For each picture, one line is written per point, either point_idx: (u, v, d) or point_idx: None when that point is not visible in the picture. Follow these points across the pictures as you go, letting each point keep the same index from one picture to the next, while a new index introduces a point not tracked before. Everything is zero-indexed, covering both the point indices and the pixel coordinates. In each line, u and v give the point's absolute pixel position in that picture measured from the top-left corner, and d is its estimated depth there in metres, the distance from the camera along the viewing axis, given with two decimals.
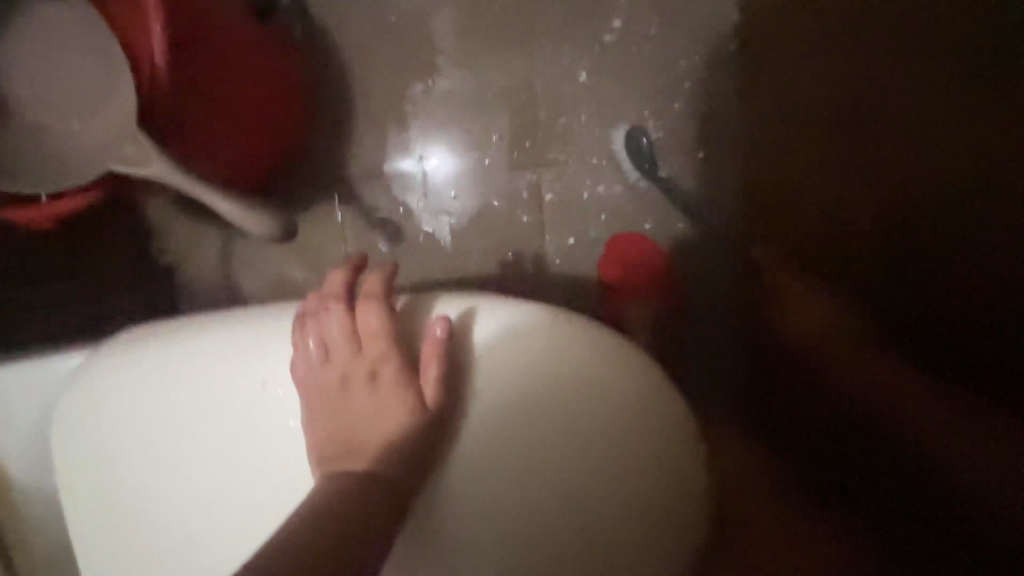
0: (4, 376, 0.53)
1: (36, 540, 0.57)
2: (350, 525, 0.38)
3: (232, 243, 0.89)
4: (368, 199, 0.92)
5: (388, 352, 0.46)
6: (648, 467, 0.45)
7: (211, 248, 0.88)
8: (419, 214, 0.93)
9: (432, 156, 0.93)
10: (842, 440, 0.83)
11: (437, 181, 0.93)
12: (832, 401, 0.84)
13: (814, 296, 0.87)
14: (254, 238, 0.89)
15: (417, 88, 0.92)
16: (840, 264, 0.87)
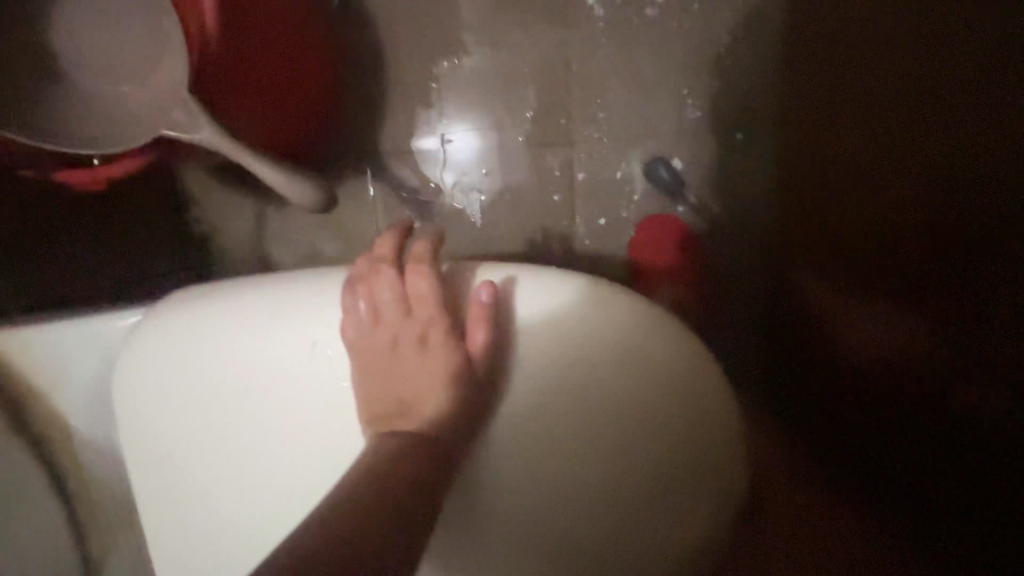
0: (64, 331, 0.55)
1: (97, 487, 0.60)
2: (403, 483, 0.40)
3: (267, 214, 0.90)
4: (399, 175, 0.93)
5: (438, 315, 0.47)
6: (681, 455, 0.45)
7: (247, 219, 0.90)
8: (450, 191, 0.93)
9: (455, 135, 0.92)
10: None
11: (469, 156, 0.93)
12: None
13: None
14: (288, 210, 0.90)
15: (444, 65, 0.92)
16: None
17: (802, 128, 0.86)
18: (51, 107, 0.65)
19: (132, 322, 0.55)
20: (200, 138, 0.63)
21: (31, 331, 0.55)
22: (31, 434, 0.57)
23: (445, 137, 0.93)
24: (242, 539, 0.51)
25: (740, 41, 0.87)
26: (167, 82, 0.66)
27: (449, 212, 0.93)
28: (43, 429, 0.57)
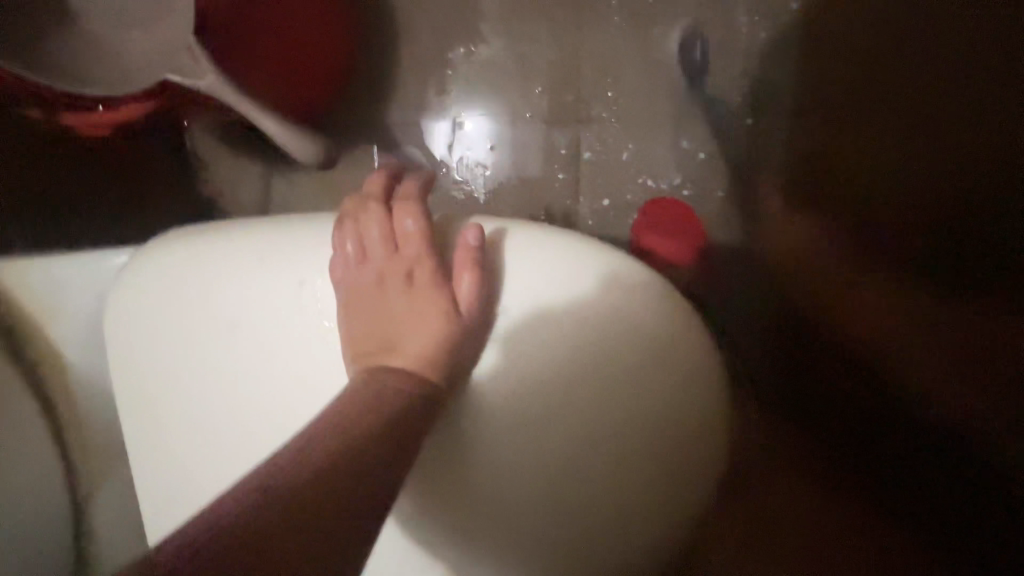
0: (56, 267, 0.56)
1: (88, 426, 0.61)
2: (392, 418, 0.41)
3: (272, 179, 0.91)
4: (406, 148, 0.93)
5: (422, 255, 0.47)
6: (664, 413, 0.46)
7: (252, 183, 0.90)
8: (456, 167, 0.93)
9: (467, 120, 0.92)
10: (867, 423, 0.82)
11: (480, 137, 0.92)
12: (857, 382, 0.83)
13: (844, 275, 0.85)
14: (293, 176, 0.91)
15: (459, 52, 0.91)
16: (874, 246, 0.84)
17: (813, 116, 0.86)
18: (60, 47, 0.66)
19: (124, 261, 0.56)
20: (204, 85, 0.64)
21: (23, 263, 0.56)
22: (25, 364, 0.58)
23: (457, 120, 0.92)
24: (226, 475, 0.51)
25: (754, 25, 0.87)
26: (174, 28, 0.66)
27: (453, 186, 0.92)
28: (38, 360, 0.58)
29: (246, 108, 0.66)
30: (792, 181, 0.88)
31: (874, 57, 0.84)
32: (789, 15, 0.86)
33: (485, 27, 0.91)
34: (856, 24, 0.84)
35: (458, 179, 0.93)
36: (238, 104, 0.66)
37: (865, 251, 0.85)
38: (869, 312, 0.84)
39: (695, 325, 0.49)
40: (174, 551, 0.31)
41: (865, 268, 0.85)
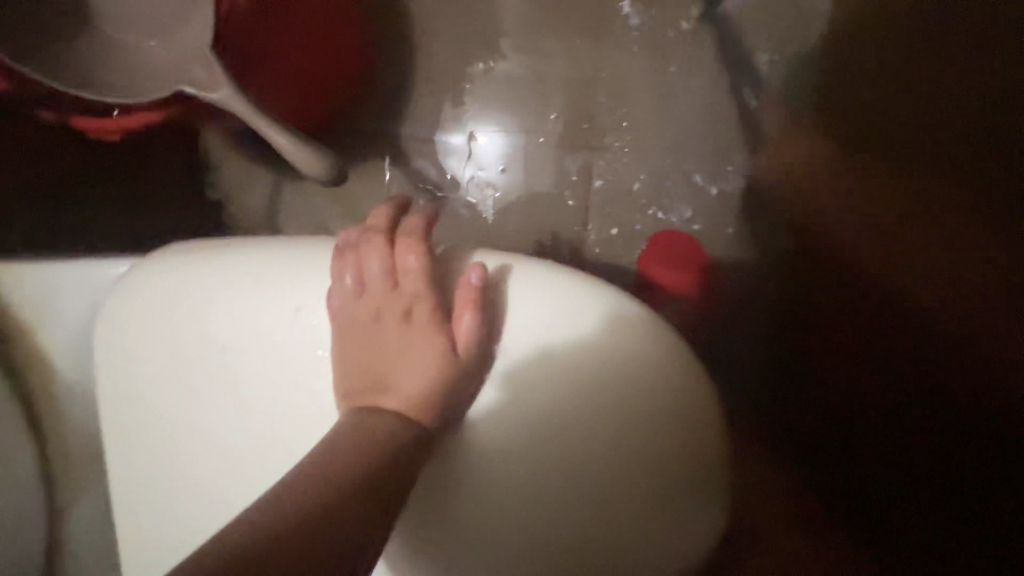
0: (53, 273, 0.55)
1: (72, 436, 0.59)
2: (380, 462, 0.39)
3: (281, 188, 0.91)
4: (419, 163, 0.92)
5: (423, 293, 0.46)
6: (667, 468, 0.44)
7: (261, 191, 0.90)
8: (468, 185, 0.92)
9: (481, 135, 0.92)
10: (866, 472, 0.81)
11: (493, 155, 0.92)
12: (858, 431, 0.82)
13: (852, 320, 0.84)
14: (302, 186, 0.91)
15: (479, 67, 0.91)
16: (880, 292, 0.83)
17: (828, 162, 0.86)
18: (76, 51, 0.65)
19: (121, 272, 0.55)
20: (217, 98, 0.64)
21: (21, 267, 0.55)
22: (14, 369, 0.57)
23: (472, 136, 0.92)
24: (208, 501, 0.50)
25: (773, 63, 0.86)
26: (191, 38, 0.65)
27: (464, 205, 0.92)
28: (27, 366, 0.57)
29: (258, 121, 0.66)
30: (806, 225, 0.86)
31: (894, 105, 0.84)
32: (809, 55, 0.85)
33: (503, 47, 0.91)
34: (876, 72, 0.84)
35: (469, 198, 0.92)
36: (249, 118, 0.65)
37: (872, 296, 0.83)
38: (876, 359, 0.82)
39: (700, 373, 0.47)
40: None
41: (869, 313, 0.83)
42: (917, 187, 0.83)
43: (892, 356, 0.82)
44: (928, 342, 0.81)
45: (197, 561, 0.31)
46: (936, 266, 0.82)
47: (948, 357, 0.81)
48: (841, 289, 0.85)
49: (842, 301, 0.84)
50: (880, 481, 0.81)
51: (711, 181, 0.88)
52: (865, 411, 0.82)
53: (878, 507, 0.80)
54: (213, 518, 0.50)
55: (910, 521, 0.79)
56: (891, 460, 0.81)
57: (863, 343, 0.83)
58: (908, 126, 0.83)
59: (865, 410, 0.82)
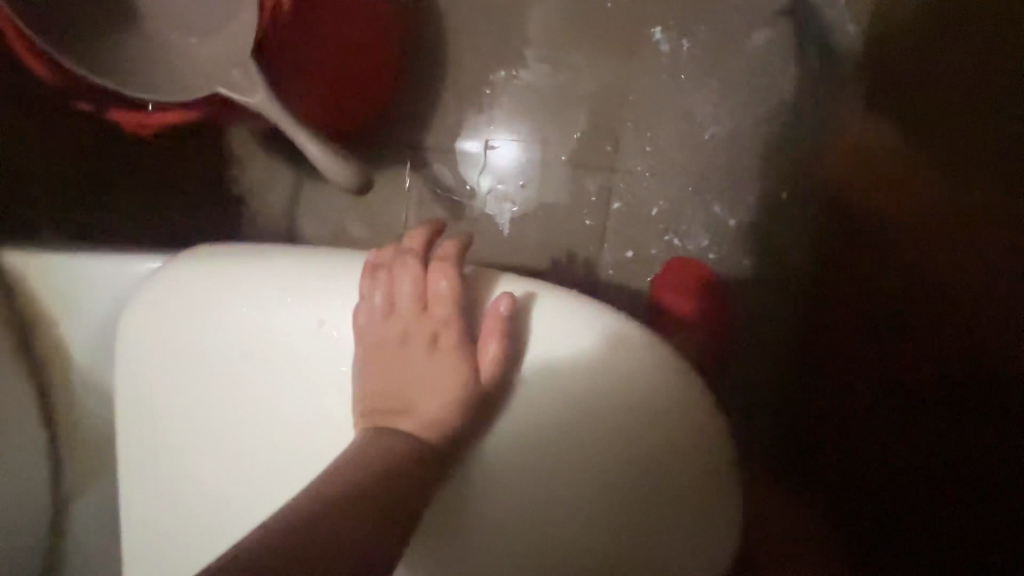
0: (80, 266, 0.55)
1: (82, 429, 0.59)
2: (395, 484, 0.41)
3: (301, 186, 0.90)
4: (438, 168, 0.93)
5: (451, 318, 0.46)
6: (676, 510, 0.44)
7: (282, 189, 0.89)
8: (485, 195, 0.92)
9: (498, 142, 0.92)
10: (858, 509, 0.83)
11: (510, 165, 0.92)
12: (853, 470, 0.84)
13: (855, 362, 0.85)
14: (322, 186, 0.91)
15: (501, 74, 0.92)
16: (879, 334, 0.85)
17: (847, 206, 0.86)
18: (117, 47, 0.66)
19: (148, 271, 0.55)
20: (253, 103, 0.64)
21: (52, 257, 0.56)
22: (34, 358, 0.57)
23: (489, 142, 0.92)
24: (217, 508, 0.50)
25: (802, 100, 0.87)
26: (231, 41, 0.66)
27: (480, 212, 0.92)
28: (46, 356, 0.57)
29: (292, 129, 0.67)
30: (821, 265, 0.87)
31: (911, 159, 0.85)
32: (836, 96, 0.87)
33: (532, 64, 0.91)
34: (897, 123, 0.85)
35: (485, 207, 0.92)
36: (284, 125, 0.66)
37: (872, 339, 0.85)
38: (870, 400, 0.85)
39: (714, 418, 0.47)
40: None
41: (870, 355, 0.85)
42: (924, 239, 0.85)
43: (885, 398, 0.84)
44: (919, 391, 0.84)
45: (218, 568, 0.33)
46: (931, 312, 0.85)
47: (938, 402, 0.84)
48: (848, 333, 0.86)
49: (847, 343, 0.86)
50: (869, 518, 0.83)
51: (732, 211, 0.88)
52: (860, 451, 0.84)
53: (863, 539, 0.83)
54: (221, 524, 0.50)
55: (891, 553, 0.83)
56: (878, 497, 0.84)
57: (861, 386, 0.85)
58: (913, 175, 0.85)
59: (860, 450, 0.84)
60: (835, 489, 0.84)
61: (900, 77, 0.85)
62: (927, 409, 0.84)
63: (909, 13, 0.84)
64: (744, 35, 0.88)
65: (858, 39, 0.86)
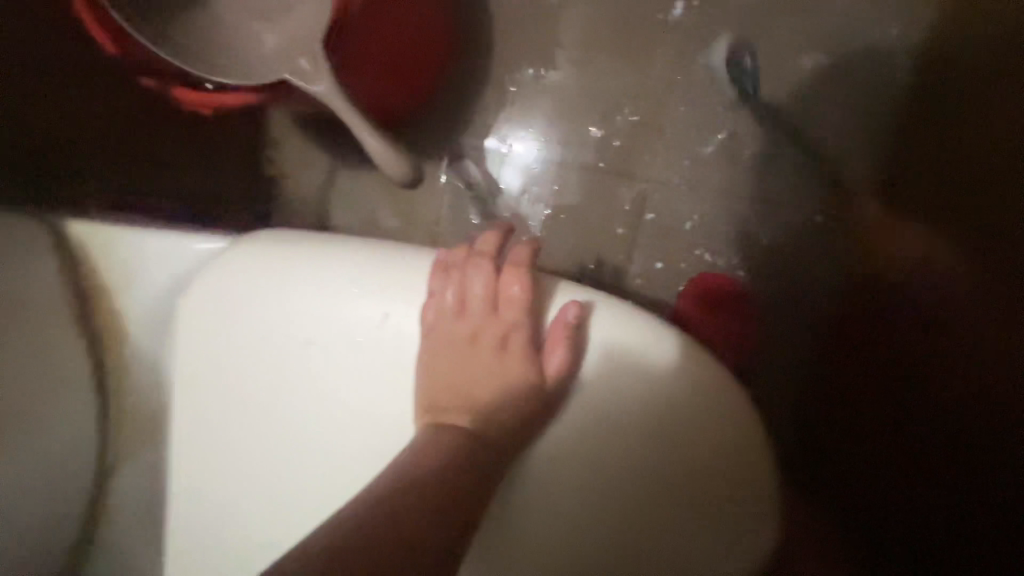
0: (141, 242, 0.57)
1: (131, 398, 0.60)
2: (463, 476, 0.44)
3: (337, 173, 0.90)
4: (466, 162, 0.94)
5: (521, 322, 0.50)
6: (716, 510, 0.48)
7: (317, 173, 0.90)
8: (507, 194, 0.93)
9: (517, 143, 0.93)
10: (867, 531, 0.87)
11: (530, 165, 0.93)
12: (863, 492, 0.87)
13: (875, 389, 0.87)
14: (358, 174, 0.92)
15: (529, 72, 0.92)
16: (899, 364, 0.87)
17: (884, 238, 0.87)
18: (185, 25, 0.67)
19: (208, 251, 0.57)
20: (316, 91, 0.65)
21: (114, 230, 0.57)
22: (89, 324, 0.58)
23: (507, 141, 0.93)
24: (268, 487, 0.52)
25: (847, 125, 0.88)
26: (297, 27, 0.66)
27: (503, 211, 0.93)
28: (102, 324, 0.59)
29: (352, 118, 0.68)
30: (850, 295, 0.88)
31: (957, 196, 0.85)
32: (881, 120, 0.87)
33: (579, 68, 0.92)
34: (946, 157, 0.85)
35: (507, 206, 0.93)
36: (344, 113, 0.67)
37: (893, 368, 0.87)
38: (885, 427, 0.87)
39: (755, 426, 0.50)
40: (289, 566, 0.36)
41: (889, 383, 0.87)
42: (953, 271, 0.86)
43: (900, 425, 0.87)
44: (935, 428, 0.86)
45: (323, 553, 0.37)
46: (952, 345, 0.86)
47: (949, 431, 0.86)
48: (872, 366, 0.88)
49: (869, 375, 0.88)
50: (878, 539, 0.87)
51: (760, 230, 0.89)
52: (872, 473, 0.87)
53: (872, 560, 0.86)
54: (276, 501, 0.52)
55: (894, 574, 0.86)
56: (885, 519, 0.87)
57: (878, 418, 0.87)
58: (950, 209, 0.86)
59: (871, 473, 0.87)
60: (845, 511, 0.87)
61: (942, 109, 0.85)
62: (937, 437, 0.86)
63: (958, 45, 0.84)
64: (790, 56, 0.88)
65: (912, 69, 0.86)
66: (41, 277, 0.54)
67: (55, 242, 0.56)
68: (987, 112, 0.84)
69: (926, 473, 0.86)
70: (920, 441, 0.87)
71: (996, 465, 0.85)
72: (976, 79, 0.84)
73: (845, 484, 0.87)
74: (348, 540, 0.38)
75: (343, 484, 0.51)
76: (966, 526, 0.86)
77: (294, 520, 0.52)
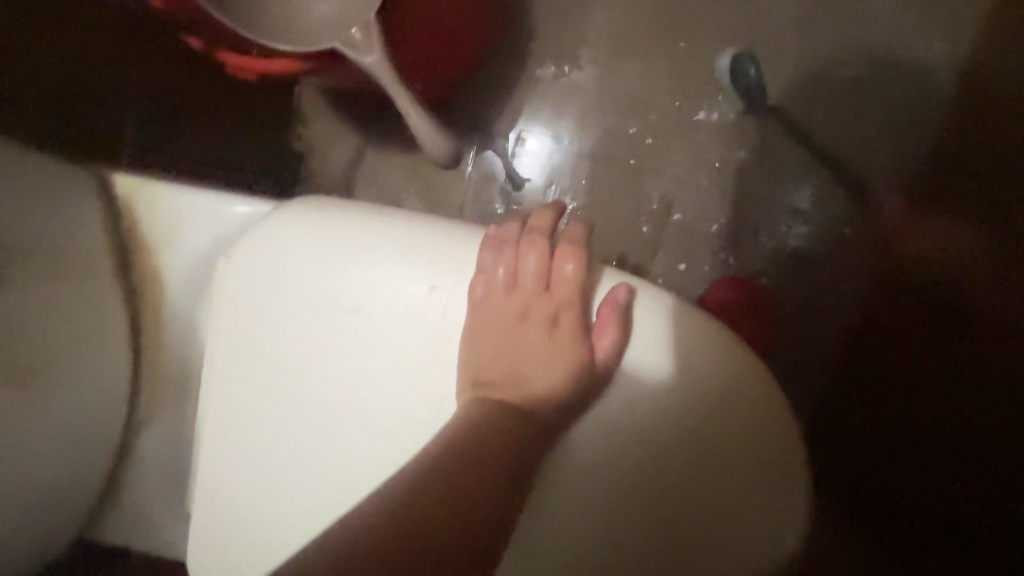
0: (183, 200, 0.58)
1: (167, 356, 0.61)
2: (512, 447, 0.46)
3: (364, 153, 0.91)
4: (489, 153, 0.94)
5: (573, 300, 0.50)
6: (752, 496, 0.48)
7: (343, 154, 0.90)
8: (530, 186, 0.93)
9: (531, 138, 0.93)
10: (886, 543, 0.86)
11: (545, 160, 0.93)
12: (881, 503, 0.87)
13: (893, 400, 0.88)
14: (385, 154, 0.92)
15: (549, 70, 0.93)
16: (919, 377, 0.88)
17: (907, 253, 0.89)
18: None
19: (247, 213, 0.58)
20: (366, 63, 0.65)
21: (156, 188, 0.58)
22: (127, 281, 0.59)
23: (521, 137, 0.93)
24: (302, 452, 0.52)
25: (879, 136, 0.90)
26: None
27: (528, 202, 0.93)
28: (141, 281, 0.59)
29: (400, 94, 0.68)
30: (869, 309, 0.89)
31: (981, 214, 0.87)
32: (903, 140, 0.89)
33: (615, 64, 0.92)
34: (974, 176, 0.87)
35: (531, 198, 0.93)
36: (393, 88, 0.67)
37: (913, 380, 0.88)
38: (903, 439, 0.88)
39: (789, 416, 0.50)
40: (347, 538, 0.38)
41: (908, 395, 0.88)
42: (977, 286, 0.87)
43: (917, 437, 0.87)
44: (949, 443, 0.87)
45: (378, 521, 0.39)
46: (973, 359, 0.87)
47: (965, 444, 0.86)
48: (889, 379, 0.88)
49: (885, 389, 0.88)
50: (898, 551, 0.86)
51: (785, 237, 0.90)
52: (890, 484, 0.87)
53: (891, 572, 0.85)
54: (310, 466, 0.52)
55: None
56: (905, 531, 0.86)
57: (892, 432, 0.88)
58: (975, 227, 0.87)
59: (888, 484, 0.87)
60: (865, 520, 0.86)
61: (968, 129, 0.87)
62: (954, 451, 0.87)
63: (987, 70, 0.87)
64: (819, 73, 0.90)
65: (945, 86, 0.88)
66: (86, 226, 0.54)
67: (100, 195, 0.56)
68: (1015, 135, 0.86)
69: (938, 486, 0.87)
70: (938, 453, 0.87)
71: (1014, 481, 0.85)
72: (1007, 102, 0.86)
73: (860, 497, 0.87)
74: (402, 506, 0.40)
75: (377, 451, 0.51)
76: (983, 541, 0.85)
77: (326, 485, 0.52)
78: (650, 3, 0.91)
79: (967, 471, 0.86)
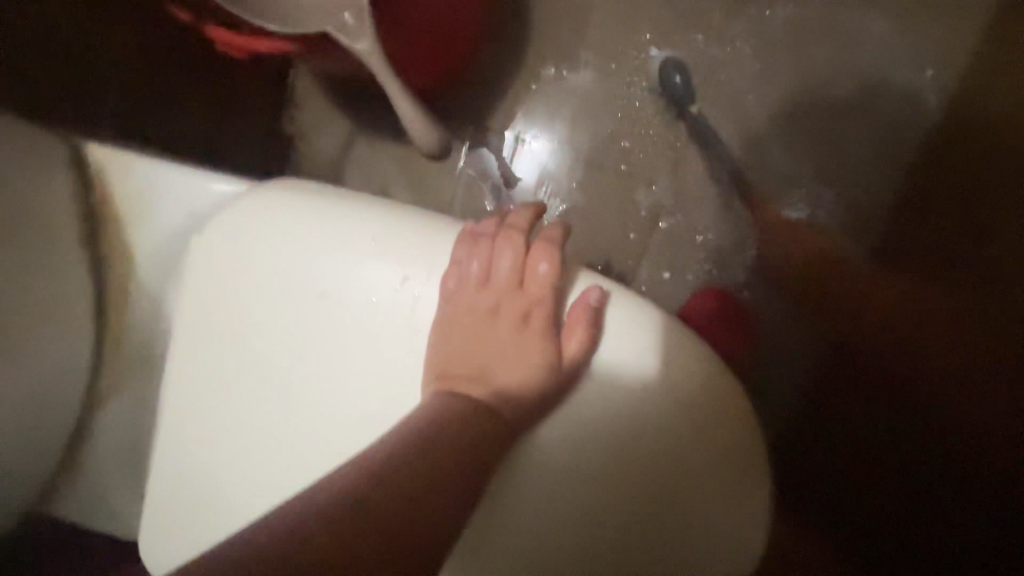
0: (160, 176, 0.57)
1: (130, 331, 0.60)
2: (472, 441, 0.46)
3: (354, 142, 0.93)
4: (483, 150, 0.93)
5: (545, 299, 0.50)
6: (713, 498, 0.48)
7: (333, 140, 0.93)
8: (521, 185, 0.93)
9: (528, 137, 0.93)
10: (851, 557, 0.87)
11: (539, 160, 0.93)
12: (848, 517, 0.88)
13: (861, 417, 0.89)
14: (373, 144, 0.93)
15: (547, 70, 0.93)
16: (889, 398, 0.89)
17: (885, 276, 0.90)
18: None
19: (224, 193, 0.57)
20: (357, 48, 0.64)
21: (133, 162, 0.57)
22: (95, 253, 0.57)
23: (519, 136, 0.93)
24: (261, 437, 0.52)
25: (863, 157, 0.91)
26: None
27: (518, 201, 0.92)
28: (110, 255, 0.58)
29: (390, 83, 0.67)
30: (843, 328, 0.90)
31: (957, 239, 0.88)
32: (888, 162, 0.90)
33: (613, 67, 0.92)
34: (951, 202, 0.89)
35: (521, 197, 0.93)
36: (383, 76, 0.66)
37: (884, 400, 0.89)
38: (869, 455, 0.89)
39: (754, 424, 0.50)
40: (296, 509, 0.38)
41: (874, 414, 0.89)
42: (949, 311, 0.88)
43: (884, 456, 0.88)
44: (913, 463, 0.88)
45: (329, 501, 0.38)
46: (940, 382, 0.88)
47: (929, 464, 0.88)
48: (859, 399, 0.89)
49: (854, 407, 0.89)
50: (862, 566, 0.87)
51: (767, 251, 0.91)
52: (857, 500, 0.88)
53: None
54: (269, 452, 0.51)
55: None
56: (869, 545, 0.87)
57: (859, 450, 0.89)
58: (951, 252, 0.89)
59: (855, 499, 0.88)
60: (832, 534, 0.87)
61: (951, 157, 0.89)
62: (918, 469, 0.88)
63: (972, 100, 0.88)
64: (810, 91, 0.91)
65: (932, 112, 0.89)
66: (54, 195, 0.52)
67: (75, 162, 0.55)
68: (994, 165, 0.88)
69: (899, 505, 0.88)
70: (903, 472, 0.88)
71: (976, 503, 0.87)
72: (989, 132, 0.88)
73: (824, 511, 0.88)
74: (355, 488, 0.40)
75: (338, 441, 0.50)
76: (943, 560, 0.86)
77: (283, 474, 0.51)
78: (649, 11, 0.92)
79: (930, 492, 0.87)
